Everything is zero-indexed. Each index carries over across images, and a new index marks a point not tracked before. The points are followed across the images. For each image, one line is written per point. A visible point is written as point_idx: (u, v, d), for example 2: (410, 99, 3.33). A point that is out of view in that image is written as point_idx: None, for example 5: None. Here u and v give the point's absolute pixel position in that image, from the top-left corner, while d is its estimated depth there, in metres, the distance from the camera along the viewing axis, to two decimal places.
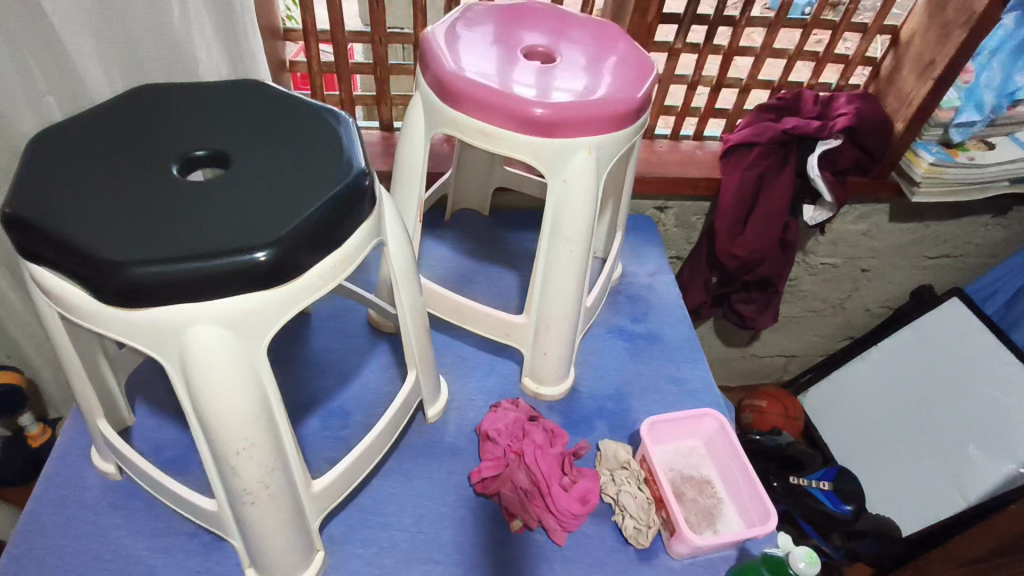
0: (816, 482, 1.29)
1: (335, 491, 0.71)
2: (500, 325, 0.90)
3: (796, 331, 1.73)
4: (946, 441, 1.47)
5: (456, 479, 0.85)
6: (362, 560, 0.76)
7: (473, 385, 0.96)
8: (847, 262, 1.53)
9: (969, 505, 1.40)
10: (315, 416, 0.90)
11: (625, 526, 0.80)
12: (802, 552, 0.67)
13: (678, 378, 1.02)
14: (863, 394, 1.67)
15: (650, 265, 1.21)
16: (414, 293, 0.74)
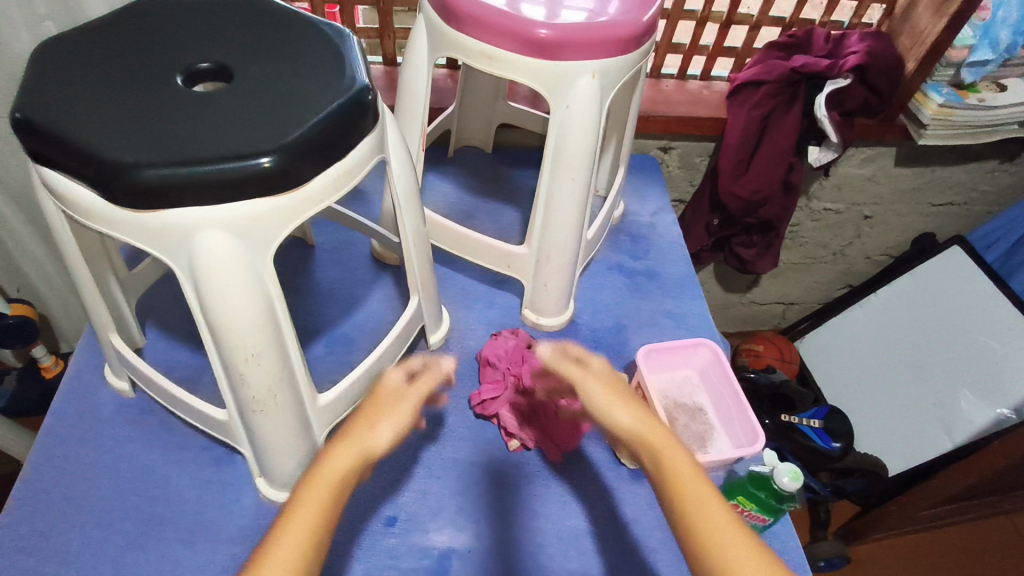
0: (806, 420, 1.32)
1: (340, 407, 0.74)
2: (501, 256, 0.92)
3: (795, 278, 1.75)
4: (936, 385, 1.51)
5: (457, 402, 0.88)
6: (366, 474, 0.80)
7: (474, 316, 0.98)
8: (850, 207, 1.53)
9: (955, 445, 1.44)
10: (319, 341, 0.92)
11: (618, 447, 0.83)
12: (787, 469, 0.71)
13: (675, 313, 1.04)
14: (858, 340, 1.69)
15: (652, 203, 1.21)
16: (417, 219, 0.74)
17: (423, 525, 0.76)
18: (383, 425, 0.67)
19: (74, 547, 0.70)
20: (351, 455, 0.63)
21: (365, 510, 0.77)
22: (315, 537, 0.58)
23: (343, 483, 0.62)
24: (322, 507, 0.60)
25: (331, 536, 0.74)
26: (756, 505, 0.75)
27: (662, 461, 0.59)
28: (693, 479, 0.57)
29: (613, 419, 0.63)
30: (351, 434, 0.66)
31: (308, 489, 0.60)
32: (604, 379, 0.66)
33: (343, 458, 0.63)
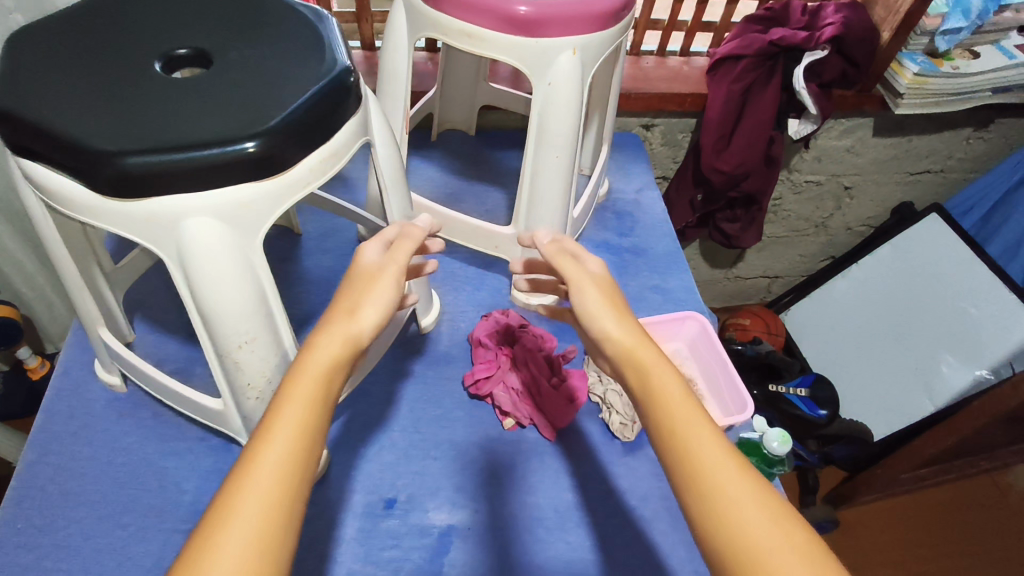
0: (793, 388, 1.35)
1: None
2: (489, 238, 0.92)
3: (779, 251, 1.77)
4: (918, 351, 1.54)
5: (450, 384, 0.89)
6: (363, 457, 0.80)
7: (464, 298, 0.99)
8: (831, 179, 1.55)
9: (938, 408, 1.47)
10: (311, 329, 0.92)
11: (611, 421, 0.85)
12: (775, 433, 0.73)
13: (663, 288, 1.05)
14: (841, 310, 1.73)
15: (636, 181, 1.21)
16: (404, 202, 0.74)
17: (422, 505, 0.77)
18: (369, 303, 0.54)
19: (75, 541, 0.71)
20: (309, 403, 0.47)
21: (364, 493, 0.78)
22: (303, 456, 0.44)
23: (339, 362, 0.50)
24: (324, 383, 0.48)
25: (331, 519, 0.75)
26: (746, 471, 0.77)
27: (647, 380, 0.51)
28: (680, 402, 0.49)
29: (600, 327, 0.56)
30: (334, 311, 0.53)
31: (300, 371, 0.48)
32: (597, 282, 0.59)
33: (315, 377, 0.48)
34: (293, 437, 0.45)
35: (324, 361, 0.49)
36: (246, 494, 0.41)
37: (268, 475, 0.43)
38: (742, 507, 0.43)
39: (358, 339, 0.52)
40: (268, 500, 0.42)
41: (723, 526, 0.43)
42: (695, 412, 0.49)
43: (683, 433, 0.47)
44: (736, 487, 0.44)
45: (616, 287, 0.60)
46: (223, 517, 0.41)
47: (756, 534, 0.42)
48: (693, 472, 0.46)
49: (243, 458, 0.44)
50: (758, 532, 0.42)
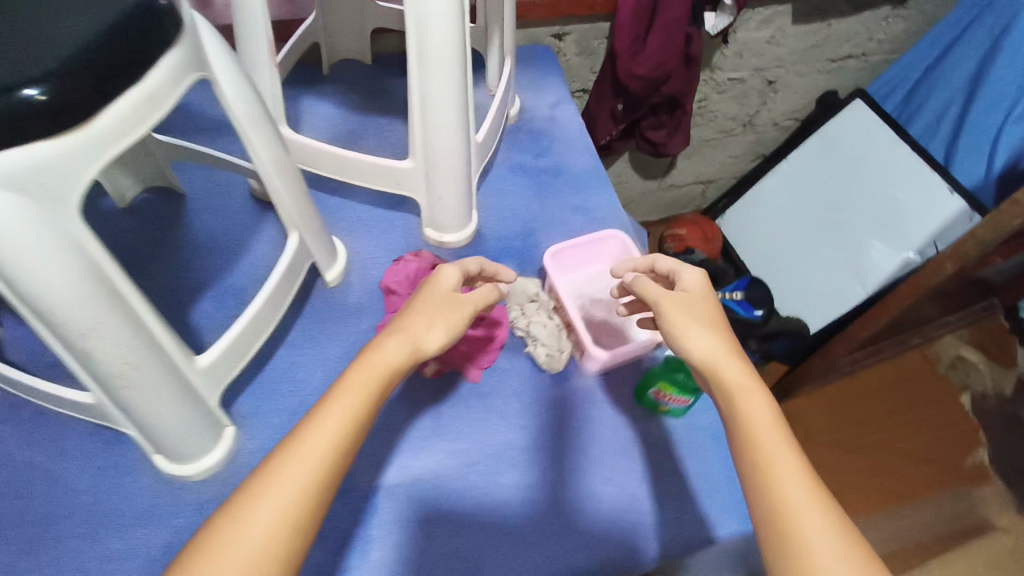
0: (729, 294, 1.35)
1: (227, 364, 0.68)
2: (387, 175, 0.84)
3: (708, 155, 1.73)
4: (848, 240, 1.55)
5: (365, 337, 0.83)
6: (276, 428, 0.76)
7: (374, 243, 0.91)
8: (754, 74, 1.50)
9: (868, 294, 1.50)
10: (207, 297, 0.84)
11: (537, 354, 0.82)
12: None
13: (585, 207, 0.99)
14: (773, 209, 1.72)
15: (549, 95, 1.13)
16: (270, 142, 0.65)
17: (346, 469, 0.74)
18: (435, 325, 0.62)
19: None
20: (356, 400, 0.54)
21: None
22: (340, 445, 0.51)
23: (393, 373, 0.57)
24: (377, 385, 0.56)
25: None
26: (676, 391, 0.75)
27: (739, 408, 0.58)
28: (770, 427, 0.56)
29: (686, 347, 0.64)
30: (398, 328, 0.61)
31: (352, 375, 0.56)
32: (689, 295, 0.68)
33: (367, 382, 0.55)
34: (341, 424, 0.52)
35: (379, 371, 0.56)
36: (297, 459, 0.49)
37: (319, 445, 0.50)
38: (777, 463, 0.53)
39: (415, 354, 0.60)
40: (306, 476, 0.49)
41: (794, 539, 0.48)
42: (780, 440, 0.55)
43: (743, 414, 0.57)
44: (782, 458, 0.53)
45: (718, 306, 0.68)
46: (259, 490, 0.47)
47: (791, 486, 0.51)
48: (752, 443, 0.55)
49: (303, 424, 0.52)
50: (790, 481, 0.52)
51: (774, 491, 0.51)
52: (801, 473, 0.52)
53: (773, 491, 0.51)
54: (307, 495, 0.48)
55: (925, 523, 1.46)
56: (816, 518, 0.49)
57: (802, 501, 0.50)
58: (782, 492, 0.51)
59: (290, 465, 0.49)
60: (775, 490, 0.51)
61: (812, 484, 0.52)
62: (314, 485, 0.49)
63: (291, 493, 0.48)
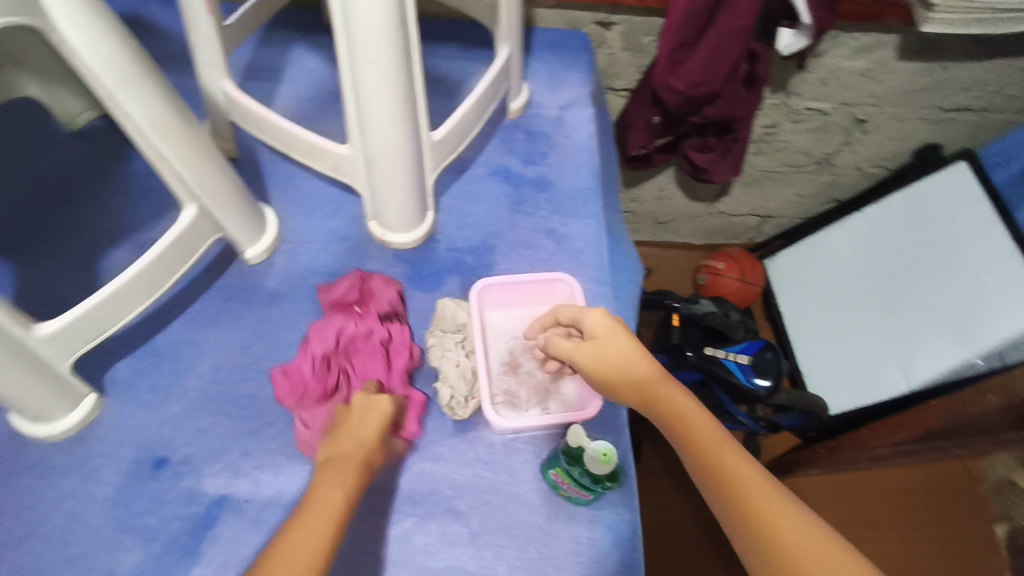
0: (733, 354, 1.18)
1: (81, 335, 0.62)
2: (327, 157, 0.75)
3: (770, 188, 1.52)
4: (904, 324, 1.31)
5: (268, 328, 0.76)
6: (142, 406, 0.70)
7: (313, 225, 0.83)
8: (839, 108, 1.27)
9: (910, 389, 1.27)
10: (123, 247, 0.79)
11: (440, 395, 0.72)
12: (597, 449, 0.59)
13: (560, 234, 0.87)
14: (831, 264, 1.50)
15: (565, 94, 0.99)
16: (148, 106, 0.56)
17: (197, 468, 0.68)
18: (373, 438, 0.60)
19: None
20: (342, 482, 0.54)
21: (133, 448, 0.68)
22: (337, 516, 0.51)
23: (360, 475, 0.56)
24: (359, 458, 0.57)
25: (89, 474, 0.66)
26: (571, 483, 0.63)
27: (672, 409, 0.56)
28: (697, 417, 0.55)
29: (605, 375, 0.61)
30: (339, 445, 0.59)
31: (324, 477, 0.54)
32: (599, 337, 0.63)
33: (343, 472, 0.55)
34: (335, 497, 0.52)
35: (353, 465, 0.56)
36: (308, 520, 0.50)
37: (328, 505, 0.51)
38: (743, 479, 0.49)
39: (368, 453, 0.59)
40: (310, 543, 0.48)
41: (748, 513, 0.48)
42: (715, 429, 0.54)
43: (677, 410, 0.56)
44: (742, 471, 0.50)
45: (626, 328, 0.63)
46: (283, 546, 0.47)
47: (764, 506, 0.48)
48: (709, 468, 0.51)
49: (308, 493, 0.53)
50: (760, 499, 0.48)
51: (748, 518, 0.47)
52: (764, 484, 0.49)
53: (750, 520, 0.47)
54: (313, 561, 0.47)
55: None
56: (803, 534, 0.46)
57: (753, 484, 0.49)
58: (757, 516, 0.47)
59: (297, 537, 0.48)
60: (747, 517, 0.47)
61: (751, 462, 0.51)
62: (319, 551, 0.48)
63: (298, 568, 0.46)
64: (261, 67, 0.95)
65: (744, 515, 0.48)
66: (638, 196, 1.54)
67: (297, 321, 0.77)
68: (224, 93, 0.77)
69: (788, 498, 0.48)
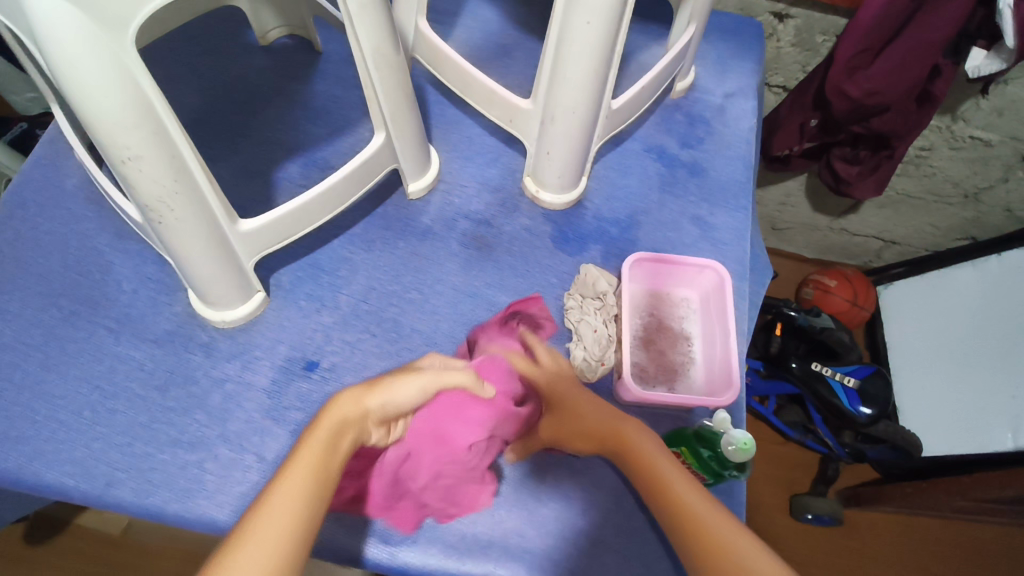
0: (841, 375, 1.16)
1: (268, 237, 0.67)
2: (504, 109, 0.77)
3: (904, 213, 1.45)
4: (1020, 378, 1.21)
5: (418, 260, 0.80)
6: (300, 312, 0.76)
7: (470, 171, 0.86)
8: (1007, 141, 1.18)
9: (1015, 448, 1.19)
10: (296, 161, 0.85)
11: (573, 354, 0.74)
12: (737, 437, 0.59)
13: (706, 221, 0.86)
14: (944, 307, 1.44)
15: (730, 82, 0.97)
16: (374, 34, 0.60)
17: (342, 377, 0.73)
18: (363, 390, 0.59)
19: (16, 308, 0.73)
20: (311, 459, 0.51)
21: (288, 347, 0.74)
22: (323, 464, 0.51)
23: (345, 421, 0.56)
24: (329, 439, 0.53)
25: (248, 363, 0.73)
26: (696, 465, 0.65)
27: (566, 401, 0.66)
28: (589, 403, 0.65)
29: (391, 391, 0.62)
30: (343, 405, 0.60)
31: (310, 434, 0.54)
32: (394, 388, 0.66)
33: (331, 423, 0.55)
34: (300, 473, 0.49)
35: (342, 411, 0.56)
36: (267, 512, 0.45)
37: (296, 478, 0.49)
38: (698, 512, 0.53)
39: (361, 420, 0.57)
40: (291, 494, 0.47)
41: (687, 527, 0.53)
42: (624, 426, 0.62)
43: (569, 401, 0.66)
44: (695, 503, 0.54)
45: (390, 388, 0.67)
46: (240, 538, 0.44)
47: (715, 530, 0.51)
48: (660, 498, 0.55)
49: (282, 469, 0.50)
50: (715, 526, 0.52)
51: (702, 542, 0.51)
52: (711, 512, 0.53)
53: (692, 541, 0.52)
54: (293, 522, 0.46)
55: None
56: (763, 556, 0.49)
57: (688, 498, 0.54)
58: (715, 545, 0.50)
59: (278, 499, 0.47)
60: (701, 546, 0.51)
61: (690, 486, 0.55)
62: (301, 508, 0.47)
63: (268, 540, 0.44)
64: (439, 10, 0.98)
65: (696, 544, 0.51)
66: (761, 198, 1.50)
67: (446, 259, 0.80)
68: (416, 29, 0.80)
69: (723, 516, 0.53)
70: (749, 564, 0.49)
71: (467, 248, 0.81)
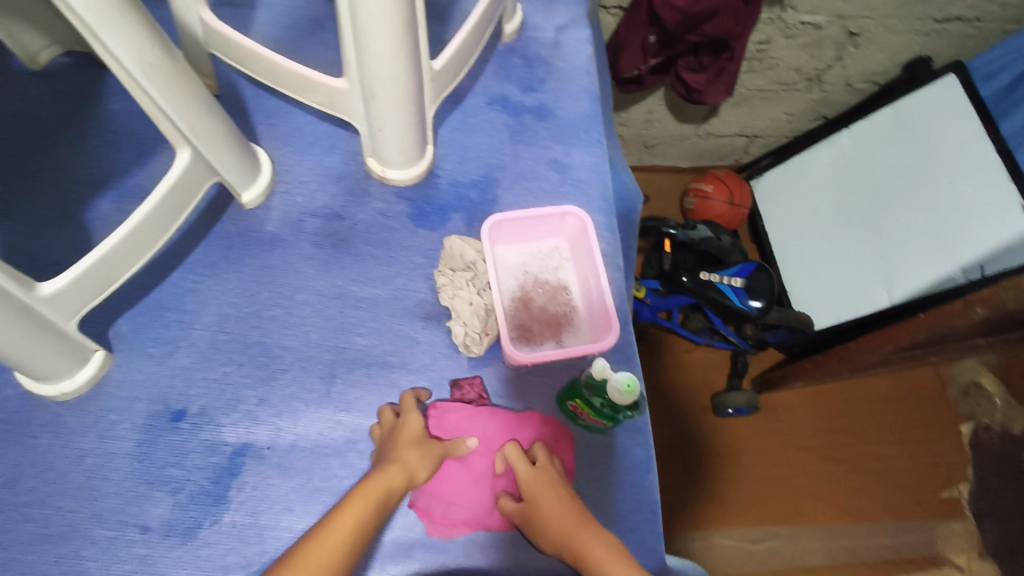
0: (727, 278, 1.19)
1: (83, 293, 0.60)
2: (321, 93, 0.70)
3: (760, 107, 1.50)
4: (886, 239, 1.31)
5: (271, 272, 0.74)
6: (151, 360, 0.69)
7: (307, 164, 0.80)
8: (833, 21, 1.23)
9: (891, 303, 1.29)
10: (108, 195, 0.75)
11: (455, 333, 0.71)
12: (620, 380, 0.59)
13: (563, 163, 0.85)
14: (812, 185, 1.51)
15: (560, 13, 0.93)
16: (133, 43, 0.51)
17: (216, 419, 0.67)
18: (413, 455, 0.62)
19: None
20: (361, 504, 0.56)
21: (147, 402, 0.67)
22: (349, 539, 0.54)
23: (389, 494, 0.58)
24: (376, 500, 0.57)
25: (105, 431, 0.66)
26: (592, 412, 0.66)
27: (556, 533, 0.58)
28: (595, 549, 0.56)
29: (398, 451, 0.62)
30: (381, 463, 0.62)
31: (354, 498, 0.57)
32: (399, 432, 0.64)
33: (372, 491, 0.58)
34: (350, 518, 0.55)
35: (385, 481, 0.59)
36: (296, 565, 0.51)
37: (340, 529, 0.54)
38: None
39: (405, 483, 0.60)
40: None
41: None
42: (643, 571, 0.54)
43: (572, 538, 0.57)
44: None
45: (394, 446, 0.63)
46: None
47: None
48: None
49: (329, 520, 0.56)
50: None
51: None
52: None
53: None
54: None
55: (878, 544, 1.33)
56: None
57: None
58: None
59: (317, 542, 0.53)
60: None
61: None
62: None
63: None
64: None
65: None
66: (626, 120, 1.51)
67: (301, 264, 0.75)
68: (202, 23, 0.71)
69: None
70: None
71: (322, 247, 0.76)
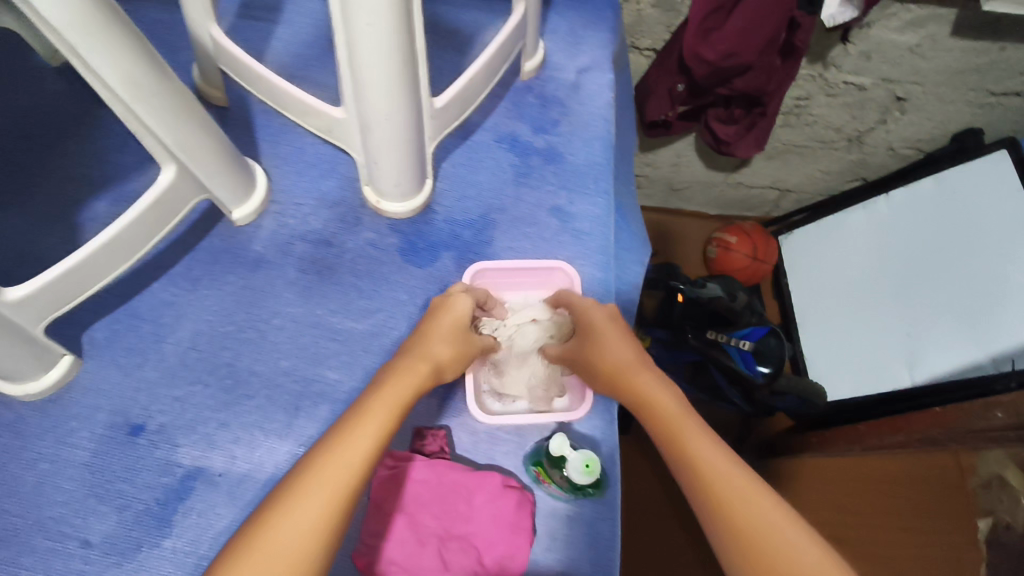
0: (736, 340, 1.14)
1: (52, 300, 0.60)
2: (320, 119, 0.69)
3: (795, 162, 1.44)
4: (917, 315, 1.23)
5: (251, 293, 0.73)
6: (118, 370, 0.68)
7: (304, 186, 0.79)
8: (879, 83, 1.17)
9: (912, 383, 1.22)
10: (105, 197, 0.76)
11: None
12: (579, 458, 0.62)
13: (565, 212, 0.82)
14: (846, 245, 1.44)
15: (584, 55, 0.91)
16: (117, 62, 0.50)
17: (173, 439, 0.66)
18: (445, 349, 0.62)
19: None
20: (387, 408, 0.53)
21: (108, 413, 0.66)
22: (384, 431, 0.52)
23: (420, 386, 0.58)
24: (397, 401, 0.54)
25: (62, 437, 0.65)
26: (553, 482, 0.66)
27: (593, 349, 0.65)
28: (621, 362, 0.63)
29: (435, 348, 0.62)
30: (413, 353, 0.61)
31: (377, 398, 0.54)
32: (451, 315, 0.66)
33: (396, 393, 0.55)
34: (377, 415, 0.52)
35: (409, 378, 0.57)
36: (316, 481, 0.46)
37: (363, 434, 0.50)
38: (658, 402, 0.58)
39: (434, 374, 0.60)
40: (330, 493, 0.46)
41: (703, 477, 0.51)
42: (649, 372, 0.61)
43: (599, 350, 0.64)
44: (710, 454, 0.52)
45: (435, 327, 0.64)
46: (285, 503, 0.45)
47: (728, 491, 0.49)
48: (676, 455, 0.54)
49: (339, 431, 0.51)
50: (722, 481, 0.50)
51: (740, 541, 0.47)
52: (729, 466, 0.51)
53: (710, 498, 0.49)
54: (341, 492, 0.47)
55: None
56: (798, 535, 0.46)
57: (713, 459, 0.51)
58: (728, 506, 0.48)
59: (337, 451, 0.49)
60: (743, 538, 0.46)
61: (710, 439, 0.53)
62: (363, 468, 0.49)
63: (318, 490, 0.46)
64: (258, 5, 0.88)
65: (721, 513, 0.48)
66: (655, 161, 1.47)
67: (283, 289, 0.74)
68: (212, 40, 0.71)
69: (748, 475, 0.50)
70: (760, 520, 0.47)
71: (306, 273, 0.75)
